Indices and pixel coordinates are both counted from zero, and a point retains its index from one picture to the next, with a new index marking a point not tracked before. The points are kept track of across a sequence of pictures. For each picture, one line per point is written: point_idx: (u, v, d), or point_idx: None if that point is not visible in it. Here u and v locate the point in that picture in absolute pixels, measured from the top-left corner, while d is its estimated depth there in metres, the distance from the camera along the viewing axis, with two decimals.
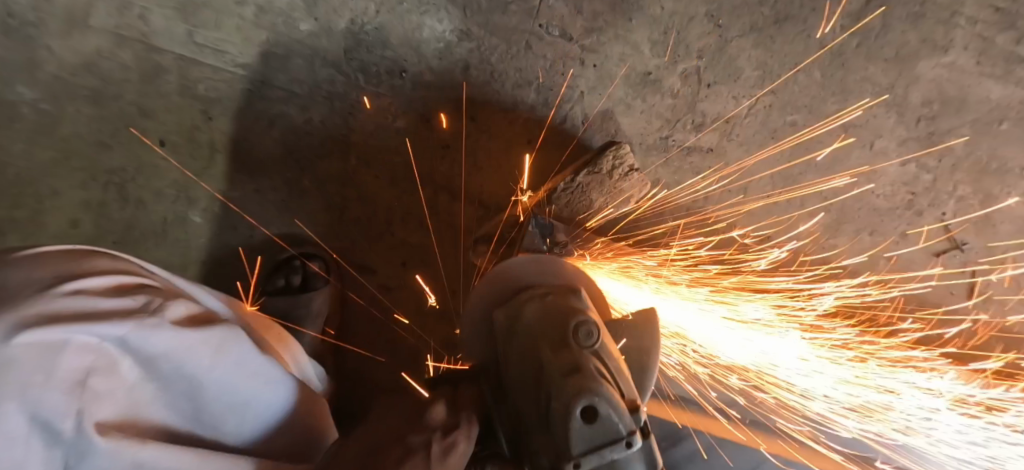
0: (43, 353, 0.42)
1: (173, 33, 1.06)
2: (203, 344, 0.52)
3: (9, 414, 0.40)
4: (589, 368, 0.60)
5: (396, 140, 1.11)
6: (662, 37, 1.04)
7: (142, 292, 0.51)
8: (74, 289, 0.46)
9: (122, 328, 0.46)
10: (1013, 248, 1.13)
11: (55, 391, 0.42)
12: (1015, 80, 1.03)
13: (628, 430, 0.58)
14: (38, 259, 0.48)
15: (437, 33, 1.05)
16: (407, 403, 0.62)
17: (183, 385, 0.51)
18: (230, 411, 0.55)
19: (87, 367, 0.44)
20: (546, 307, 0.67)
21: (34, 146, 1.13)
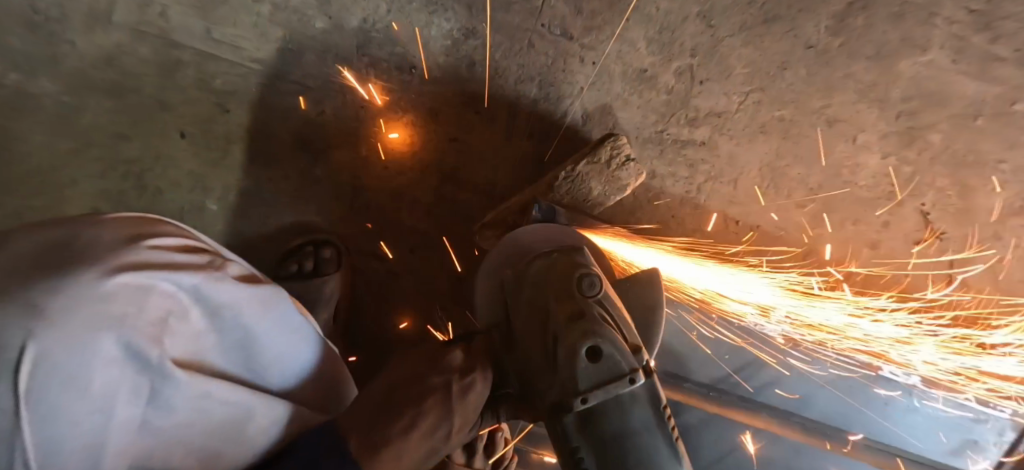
0: (132, 293, 0.54)
1: (192, 29, 1.12)
2: (251, 299, 0.64)
3: (109, 339, 0.52)
4: (593, 314, 0.70)
5: (405, 133, 1.16)
6: (657, 35, 1.11)
7: (205, 253, 0.64)
8: (158, 247, 0.60)
9: (193, 279, 0.59)
10: (990, 237, 1.19)
11: (146, 322, 0.54)
12: (987, 77, 1.10)
13: (630, 368, 0.69)
14: (118, 221, 0.60)
15: (444, 31, 1.11)
16: (429, 348, 0.75)
17: (236, 334, 0.63)
18: (272, 360, 0.67)
19: (168, 306, 0.57)
20: (552, 263, 0.75)
21: (54, 137, 1.17)
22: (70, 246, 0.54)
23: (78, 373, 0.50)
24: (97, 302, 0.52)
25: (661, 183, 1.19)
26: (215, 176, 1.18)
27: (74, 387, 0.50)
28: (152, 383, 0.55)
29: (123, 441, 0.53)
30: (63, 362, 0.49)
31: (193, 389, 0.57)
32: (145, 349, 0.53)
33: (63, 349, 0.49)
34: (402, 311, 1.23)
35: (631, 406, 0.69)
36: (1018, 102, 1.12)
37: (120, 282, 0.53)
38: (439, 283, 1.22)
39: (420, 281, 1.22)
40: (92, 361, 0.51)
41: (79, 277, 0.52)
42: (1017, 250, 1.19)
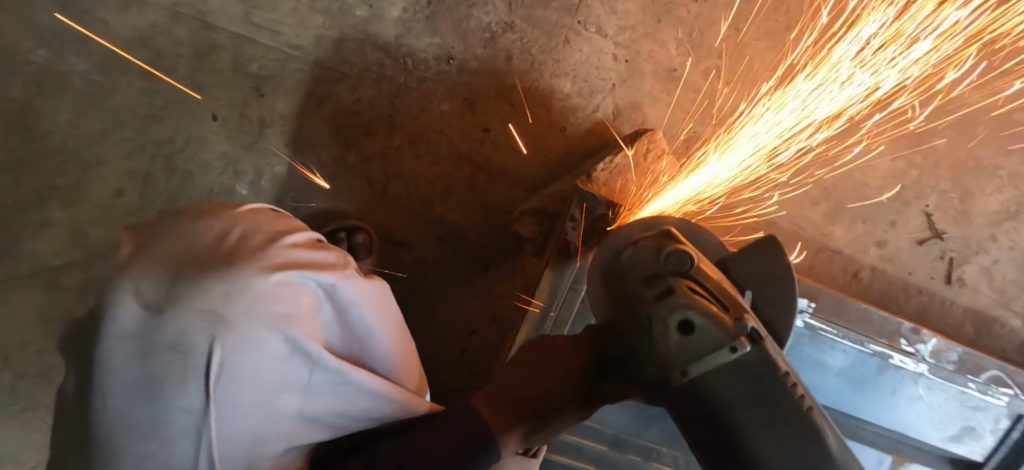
0: (288, 291, 0.62)
1: (231, 13, 1.13)
2: (370, 294, 0.73)
3: (278, 336, 0.59)
4: (682, 289, 0.70)
5: (439, 122, 1.18)
6: (687, 37, 1.17)
7: (326, 248, 0.72)
8: (292, 245, 0.67)
9: (329, 276, 0.67)
10: (985, 239, 1.28)
11: (301, 320, 0.62)
12: (988, 88, 1.21)
13: (730, 337, 0.66)
14: (253, 217, 0.68)
15: (483, 24, 1.15)
16: (563, 340, 0.84)
17: (357, 326, 0.71)
18: (383, 351, 0.75)
19: (311, 303, 0.64)
20: (638, 249, 0.76)
21: (81, 116, 1.15)
22: (225, 249, 0.61)
23: (252, 371, 0.57)
24: (266, 300, 0.59)
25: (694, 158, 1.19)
26: (248, 160, 1.18)
27: (248, 383, 0.57)
28: (307, 374, 0.63)
29: (282, 425, 0.62)
30: (241, 361, 0.56)
31: (336, 380, 0.66)
32: (306, 345, 0.61)
33: (243, 345, 0.56)
34: (429, 298, 1.25)
35: (739, 375, 0.66)
36: (1016, 112, 1.22)
37: (277, 282, 0.60)
38: (468, 272, 1.24)
39: (449, 271, 1.24)
40: (267, 355, 0.58)
41: (244, 279, 0.58)
42: (1011, 252, 1.29)
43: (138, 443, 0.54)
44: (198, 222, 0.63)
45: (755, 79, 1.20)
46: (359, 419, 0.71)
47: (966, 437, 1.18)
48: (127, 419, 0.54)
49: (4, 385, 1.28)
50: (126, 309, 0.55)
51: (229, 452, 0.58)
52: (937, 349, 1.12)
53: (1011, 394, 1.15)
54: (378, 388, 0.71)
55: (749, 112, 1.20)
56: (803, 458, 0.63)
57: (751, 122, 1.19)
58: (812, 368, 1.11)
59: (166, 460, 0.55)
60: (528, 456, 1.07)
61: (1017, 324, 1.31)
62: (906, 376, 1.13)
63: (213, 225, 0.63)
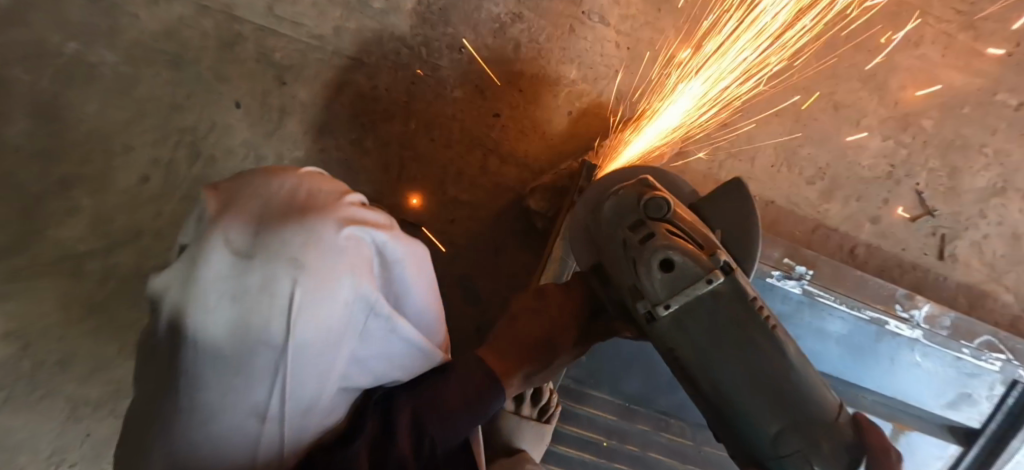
0: (354, 245, 0.68)
1: (255, 6, 1.20)
2: (419, 254, 0.79)
3: (348, 286, 0.66)
4: (662, 233, 0.81)
5: (452, 108, 1.24)
6: (684, 25, 1.25)
7: (378, 208, 0.77)
8: (353, 203, 0.72)
9: (384, 234, 0.72)
10: (974, 216, 1.34)
11: (363, 273, 0.69)
12: (971, 71, 1.28)
13: (706, 271, 0.78)
14: (313, 176, 0.73)
15: (493, 15, 1.21)
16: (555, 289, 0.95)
17: (406, 283, 0.77)
18: (422, 309, 0.82)
19: (369, 258, 0.71)
20: (620, 200, 0.86)
21: (110, 106, 1.21)
22: (300, 204, 0.67)
23: (324, 314, 0.65)
24: (339, 253, 0.66)
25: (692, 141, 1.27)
26: (269, 146, 1.24)
27: (323, 324, 0.65)
28: (364, 322, 0.71)
29: (340, 365, 0.70)
30: (316, 307, 0.64)
31: (386, 329, 0.74)
32: (367, 295, 0.69)
33: (321, 291, 0.64)
34: (442, 278, 1.30)
35: (716, 302, 0.79)
36: (998, 93, 1.29)
37: (345, 238, 0.67)
38: (480, 251, 1.30)
39: (462, 251, 1.29)
40: (338, 301, 0.66)
41: (318, 234, 0.65)
42: (999, 227, 1.35)
43: (228, 372, 0.62)
44: (270, 180, 0.68)
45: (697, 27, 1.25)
46: (396, 365, 0.79)
47: (964, 404, 1.23)
48: (217, 352, 0.62)
49: (25, 373, 1.31)
50: (218, 255, 0.61)
51: (300, 386, 0.67)
52: (932, 314, 1.17)
53: (1003, 359, 1.19)
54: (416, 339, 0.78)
55: (698, 59, 1.26)
56: (768, 375, 0.79)
57: (700, 68, 1.25)
58: (809, 336, 1.18)
59: (248, 391, 0.63)
60: (541, 422, 1.11)
61: (1008, 297, 1.37)
62: (903, 342, 1.18)
63: (287, 184, 0.68)
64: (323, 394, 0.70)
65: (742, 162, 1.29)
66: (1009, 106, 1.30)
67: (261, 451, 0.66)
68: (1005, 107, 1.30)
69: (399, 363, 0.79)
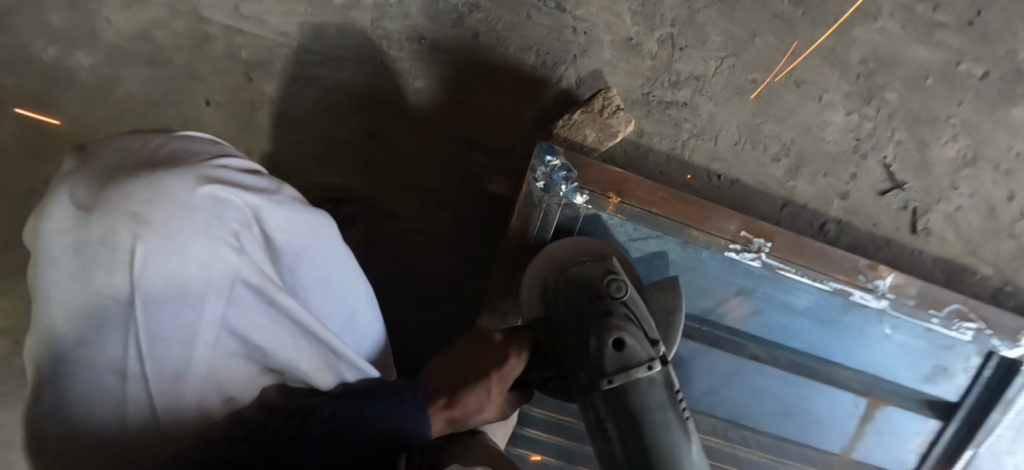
0: (214, 201, 0.62)
1: (223, 6, 1.24)
2: (306, 227, 0.74)
3: (201, 242, 0.60)
4: (619, 311, 0.85)
5: (417, 98, 1.27)
6: (641, 8, 1.26)
7: (263, 176, 0.72)
8: (226, 165, 0.67)
9: (258, 197, 0.67)
10: (945, 187, 1.32)
11: (227, 234, 0.62)
12: (934, 41, 1.28)
13: (648, 357, 0.83)
14: (191, 140, 0.69)
15: (451, 5, 1.24)
16: (493, 341, 0.92)
17: (288, 256, 0.72)
18: (319, 285, 0.78)
19: (236, 218, 0.64)
20: (587, 270, 0.90)
21: (88, 108, 1.26)
22: (161, 157, 0.63)
23: (177, 270, 0.59)
24: (189, 206, 0.59)
25: (654, 124, 1.28)
26: (241, 140, 1.27)
27: (174, 279, 0.59)
28: (230, 288, 0.63)
29: (210, 338, 0.63)
30: (164, 261, 0.58)
31: (261, 302, 0.66)
32: (228, 256, 0.62)
33: (166, 241, 0.58)
34: (415, 267, 1.32)
35: (650, 388, 0.83)
36: (962, 63, 1.28)
37: (205, 193, 0.61)
38: (450, 239, 1.31)
39: (432, 239, 1.31)
40: (190, 256, 0.59)
41: (169, 186, 0.59)
42: (973, 199, 1.33)
43: (78, 329, 0.57)
44: (135, 137, 0.65)
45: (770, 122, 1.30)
46: (289, 351, 0.71)
47: (938, 377, 1.21)
48: (65, 307, 0.57)
49: (18, 370, 1.36)
50: (62, 208, 0.57)
51: (159, 351, 0.59)
52: (897, 284, 1.15)
53: (975, 328, 1.17)
54: (306, 320, 0.70)
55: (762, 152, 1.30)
56: (671, 457, 0.83)
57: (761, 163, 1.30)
58: (775, 310, 1.18)
59: (100, 350, 0.57)
60: None
61: (987, 270, 1.34)
62: (871, 315, 1.17)
63: (154, 145, 0.65)
64: (192, 367, 0.62)
65: (709, 168, 1.30)
66: (974, 76, 1.29)
67: (129, 417, 0.60)
68: (970, 77, 1.29)
69: (293, 347, 0.71)
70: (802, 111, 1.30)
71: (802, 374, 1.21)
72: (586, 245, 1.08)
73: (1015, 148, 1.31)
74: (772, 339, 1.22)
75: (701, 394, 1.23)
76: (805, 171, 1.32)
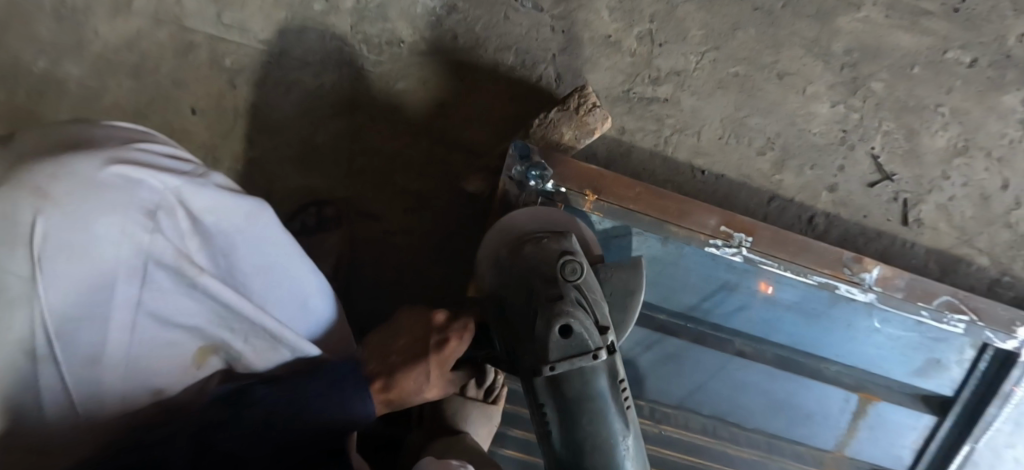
0: (123, 182, 0.62)
1: (206, 15, 1.27)
2: (237, 212, 0.72)
3: (104, 221, 0.60)
4: (570, 296, 0.88)
5: (397, 100, 1.28)
6: (619, 5, 1.26)
7: (191, 164, 0.72)
8: (146, 150, 0.68)
9: (175, 179, 0.67)
10: (936, 177, 1.30)
11: (135, 214, 0.62)
12: (918, 29, 1.27)
13: (595, 346, 0.87)
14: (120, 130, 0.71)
15: (429, 9, 1.26)
16: (434, 321, 0.92)
17: (217, 241, 0.71)
18: (258, 271, 0.76)
19: (149, 199, 0.64)
20: (541, 248, 0.94)
21: (76, 118, 1.28)
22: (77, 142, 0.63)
23: (80, 249, 0.59)
24: (94, 185, 0.59)
25: (636, 119, 1.27)
26: (225, 146, 1.29)
27: (78, 257, 0.59)
28: (141, 268, 0.64)
29: (124, 314, 0.64)
30: (65, 239, 0.58)
31: (179, 282, 0.67)
32: (136, 235, 0.62)
33: (67, 220, 0.57)
34: (398, 267, 1.32)
35: (593, 375, 0.88)
36: (949, 50, 1.27)
37: (113, 172, 0.61)
38: (433, 240, 1.31)
39: (416, 240, 1.32)
40: (94, 236, 0.60)
41: (73, 164, 0.59)
42: (966, 189, 1.30)
43: None
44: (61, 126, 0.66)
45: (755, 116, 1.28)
46: (212, 332, 0.72)
47: (932, 371, 1.19)
48: None
49: None
50: None
51: (67, 328, 0.60)
52: (884, 277, 1.14)
53: (967, 320, 1.14)
54: (232, 302, 0.70)
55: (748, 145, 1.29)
56: (608, 443, 0.90)
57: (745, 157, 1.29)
58: (762, 304, 1.16)
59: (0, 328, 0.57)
60: (488, 402, 1.14)
61: (982, 261, 1.31)
62: (859, 309, 1.15)
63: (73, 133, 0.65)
64: (106, 344, 0.63)
65: (693, 164, 1.29)
66: (962, 63, 1.27)
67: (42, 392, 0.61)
68: (958, 65, 1.27)
69: (217, 328, 0.72)
70: (786, 103, 1.28)
71: (787, 369, 1.19)
72: (547, 216, 1.06)
73: (1008, 135, 1.29)
74: (758, 334, 1.20)
75: (688, 391, 1.23)
76: (792, 164, 1.30)
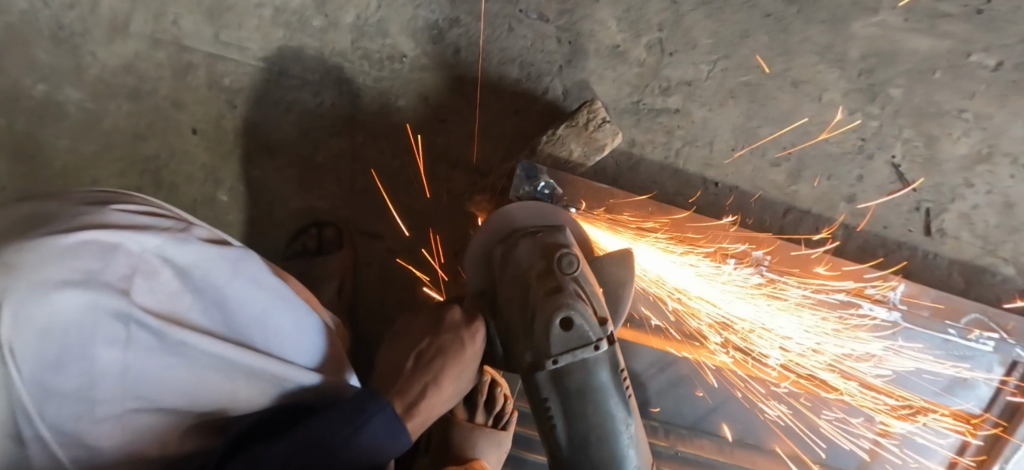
0: (96, 247, 0.58)
1: (202, 34, 1.23)
2: (223, 263, 0.69)
3: (79, 291, 0.54)
4: (568, 288, 0.86)
5: (398, 118, 1.25)
6: (625, 14, 1.20)
7: (170, 221, 0.69)
8: (118, 211, 0.65)
9: (155, 238, 0.63)
10: (959, 184, 1.24)
11: (114, 279, 0.58)
12: (938, 33, 1.19)
13: (596, 338, 0.86)
14: (88, 195, 0.68)
15: (430, 22, 1.22)
16: (453, 321, 0.93)
17: (208, 296, 0.68)
18: (255, 319, 0.72)
19: (131, 262, 0.60)
20: (538, 243, 0.91)
21: (78, 141, 1.27)
22: (44, 217, 0.59)
23: (54, 323, 0.52)
24: (65, 253, 0.55)
25: (644, 132, 1.24)
26: (227, 168, 1.27)
27: (54, 333, 0.52)
28: (129, 334, 0.58)
29: (115, 387, 0.58)
30: (40, 315, 0.51)
31: (173, 343, 0.62)
32: (118, 304, 0.56)
33: (39, 297, 0.51)
34: (402, 287, 1.31)
35: (595, 367, 0.86)
36: (971, 53, 1.20)
37: (84, 238, 0.57)
38: (439, 259, 1.29)
39: (421, 259, 1.30)
40: (71, 310, 0.53)
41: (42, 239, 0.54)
42: (990, 196, 1.25)
43: None
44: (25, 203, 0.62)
45: (765, 123, 1.24)
46: (214, 390, 0.67)
47: (959, 388, 1.14)
48: None
49: None
50: None
51: (52, 413, 0.53)
52: (910, 295, 1.11)
53: (997, 337, 1.10)
54: (230, 353, 0.67)
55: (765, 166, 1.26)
56: (621, 437, 0.88)
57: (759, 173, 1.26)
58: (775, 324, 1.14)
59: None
60: (498, 429, 1.10)
61: (1008, 271, 1.26)
62: (882, 327, 1.12)
63: (31, 207, 0.61)
64: (100, 421, 0.57)
65: (706, 178, 1.26)
66: (985, 66, 1.20)
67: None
68: (983, 68, 1.20)
69: (215, 387, 0.67)
70: (803, 112, 1.24)
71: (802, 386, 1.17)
72: (535, 209, 1.01)
73: None
74: (774, 354, 1.15)
75: (703, 412, 1.19)
76: (808, 175, 1.26)
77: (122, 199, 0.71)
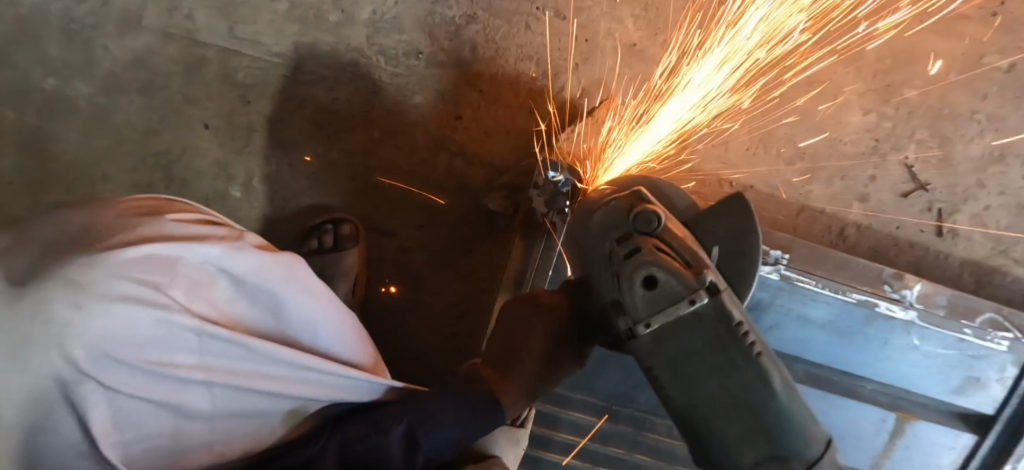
0: (158, 260, 0.56)
1: (216, 29, 1.22)
2: (277, 269, 0.66)
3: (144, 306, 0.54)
4: (647, 246, 0.77)
5: (414, 113, 1.25)
6: (642, 12, 1.21)
7: (223, 225, 0.67)
8: (173, 219, 0.62)
9: (214, 248, 0.60)
10: (971, 186, 1.25)
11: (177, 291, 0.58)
12: (954, 35, 1.21)
13: (691, 291, 0.75)
14: (138, 201, 0.65)
15: (447, 18, 1.21)
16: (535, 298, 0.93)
17: (264, 300, 0.67)
18: (305, 321, 0.71)
19: (193, 273, 0.59)
20: (607, 210, 0.82)
21: (89, 137, 1.25)
22: (92, 228, 0.56)
23: (123, 337, 0.54)
24: (127, 269, 0.53)
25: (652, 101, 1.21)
26: (239, 162, 1.26)
27: (124, 347, 0.54)
28: (196, 342, 0.59)
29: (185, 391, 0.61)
30: (111, 329, 0.52)
31: (236, 348, 0.63)
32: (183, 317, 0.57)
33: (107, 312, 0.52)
34: (417, 283, 1.30)
35: (697, 326, 0.76)
36: (986, 55, 1.22)
37: (146, 251, 0.55)
38: (454, 256, 1.29)
39: (434, 256, 1.29)
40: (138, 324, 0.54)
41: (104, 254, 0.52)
42: (1002, 198, 1.26)
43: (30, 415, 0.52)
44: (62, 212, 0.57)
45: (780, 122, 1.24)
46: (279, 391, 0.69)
47: (971, 388, 1.15)
48: None
49: None
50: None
51: (129, 414, 0.58)
52: (926, 294, 1.12)
53: (1011, 337, 1.12)
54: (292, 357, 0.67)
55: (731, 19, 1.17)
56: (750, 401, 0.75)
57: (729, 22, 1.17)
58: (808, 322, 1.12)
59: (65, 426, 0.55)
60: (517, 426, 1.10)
61: (1019, 272, 1.27)
62: (897, 326, 1.12)
63: (76, 215, 0.57)
64: (175, 420, 0.62)
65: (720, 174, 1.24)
66: (999, 69, 1.22)
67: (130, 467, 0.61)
68: (995, 70, 1.22)
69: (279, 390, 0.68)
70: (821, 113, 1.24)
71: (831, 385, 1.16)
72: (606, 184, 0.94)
73: None
74: (792, 352, 1.16)
75: None
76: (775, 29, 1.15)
77: (174, 204, 0.68)
